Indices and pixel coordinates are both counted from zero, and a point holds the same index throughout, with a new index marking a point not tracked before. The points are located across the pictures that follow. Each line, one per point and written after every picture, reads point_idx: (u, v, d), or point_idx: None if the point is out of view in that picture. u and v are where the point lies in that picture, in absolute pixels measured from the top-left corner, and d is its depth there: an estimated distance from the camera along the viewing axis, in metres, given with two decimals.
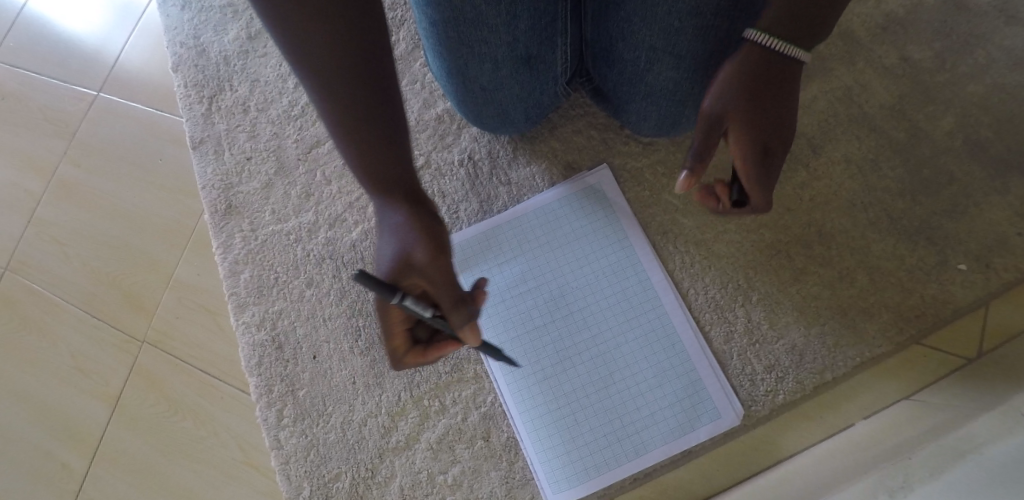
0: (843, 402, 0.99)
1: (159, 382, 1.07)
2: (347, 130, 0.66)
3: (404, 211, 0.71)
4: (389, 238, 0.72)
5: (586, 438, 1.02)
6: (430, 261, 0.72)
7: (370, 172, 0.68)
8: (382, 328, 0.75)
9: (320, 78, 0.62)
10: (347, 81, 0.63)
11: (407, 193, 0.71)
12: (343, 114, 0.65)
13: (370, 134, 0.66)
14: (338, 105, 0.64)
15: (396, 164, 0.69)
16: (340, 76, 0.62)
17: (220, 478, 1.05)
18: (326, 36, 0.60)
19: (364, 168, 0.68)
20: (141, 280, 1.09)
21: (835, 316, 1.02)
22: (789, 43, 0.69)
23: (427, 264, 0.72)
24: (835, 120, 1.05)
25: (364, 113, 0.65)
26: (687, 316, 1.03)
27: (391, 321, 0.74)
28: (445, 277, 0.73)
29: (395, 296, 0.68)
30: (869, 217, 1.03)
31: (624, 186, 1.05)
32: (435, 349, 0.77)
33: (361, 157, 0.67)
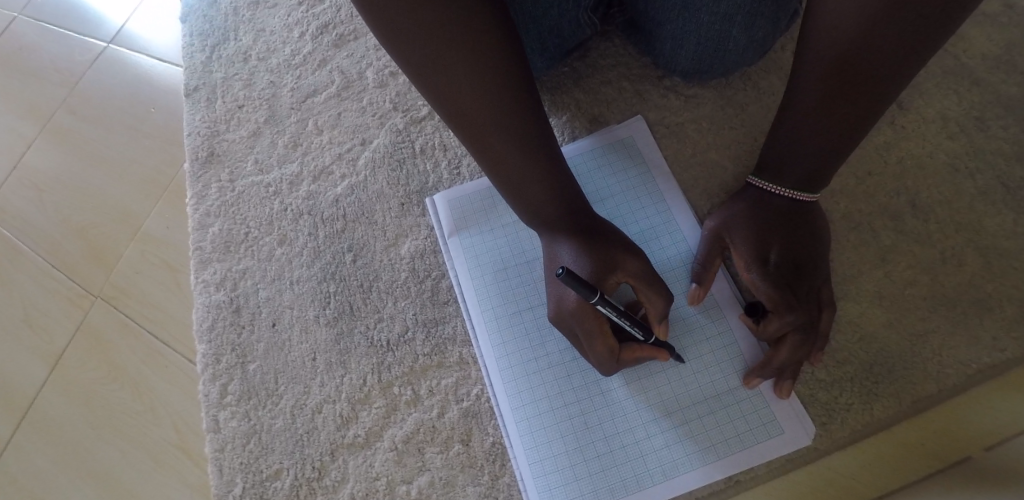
0: (952, 424, 0.73)
1: (106, 345, 0.96)
2: (497, 150, 0.69)
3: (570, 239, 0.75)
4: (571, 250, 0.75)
5: (598, 450, 0.76)
6: (623, 260, 0.74)
7: (528, 188, 0.73)
8: (585, 344, 0.73)
9: (468, 115, 0.66)
10: (492, 101, 0.66)
11: (573, 208, 0.76)
12: (489, 135, 0.68)
13: (527, 150, 0.70)
14: (483, 126, 0.67)
15: (553, 174, 0.73)
16: (489, 97, 0.65)
17: (148, 464, 0.90)
18: (460, 76, 0.63)
19: (521, 185, 0.72)
20: (108, 231, 0.99)
21: (937, 309, 0.76)
22: (795, 185, 0.73)
23: (623, 260, 0.74)
24: (926, 72, 0.85)
25: (516, 130, 0.68)
26: (735, 295, 0.78)
27: (593, 333, 0.72)
28: (643, 271, 0.74)
29: (595, 293, 0.67)
30: (978, 187, 0.80)
31: (661, 142, 0.86)
32: (638, 351, 0.74)
33: (517, 172, 0.71)
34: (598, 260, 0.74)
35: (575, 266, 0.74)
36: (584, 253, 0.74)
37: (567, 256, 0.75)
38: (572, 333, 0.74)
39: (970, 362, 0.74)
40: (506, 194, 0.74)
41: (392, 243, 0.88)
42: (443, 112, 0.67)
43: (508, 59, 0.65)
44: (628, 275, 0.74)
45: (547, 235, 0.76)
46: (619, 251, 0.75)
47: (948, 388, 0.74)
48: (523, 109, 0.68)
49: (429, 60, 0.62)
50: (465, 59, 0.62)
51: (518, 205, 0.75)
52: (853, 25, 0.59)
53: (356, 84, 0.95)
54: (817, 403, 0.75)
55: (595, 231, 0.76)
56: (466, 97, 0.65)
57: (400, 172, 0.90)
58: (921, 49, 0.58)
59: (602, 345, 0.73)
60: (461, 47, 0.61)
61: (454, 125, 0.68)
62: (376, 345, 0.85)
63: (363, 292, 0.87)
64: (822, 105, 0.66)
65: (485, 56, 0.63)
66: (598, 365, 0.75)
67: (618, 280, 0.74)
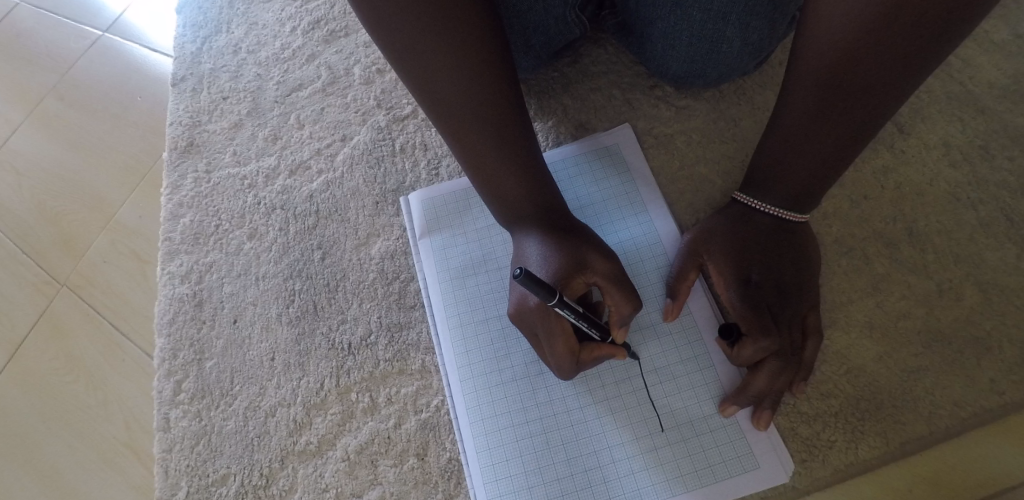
0: (944, 472, 0.67)
1: (66, 334, 0.90)
2: (475, 140, 0.65)
3: (541, 236, 0.70)
4: (535, 249, 0.69)
5: (560, 472, 0.71)
6: (591, 259, 0.69)
7: (502, 180, 0.68)
8: (544, 343, 0.68)
9: (447, 104, 0.63)
10: (473, 85, 0.62)
11: (543, 204, 0.71)
12: (467, 122, 0.64)
13: (505, 141, 0.66)
14: (461, 113, 0.63)
15: (531, 167, 0.69)
16: (469, 83, 0.62)
17: (95, 463, 0.84)
18: (443, 64, 0.60)
19: (496, 177, 0.68)
20: (81, 218, 0.96)
21: (932, 346, 0.71)
22: (780, 204, 0.69)
23: (591, 260, 0.69)
24: (928, 97, 0.81)
25: (494, 119, 0.65)
26: (714, 315, 0.73)
27: (553, 332, 0.67)
28: (610, 271, 0.69)
29: (555, 297, 0.61)
30: (981, 218, 0.75)
31: (647, 152, 0.83)
32: (597, 351, 0.69)
33: (494, 163, 0.67)
34: (563, 262, 0.68)
35: (538, 266, 0.68)
36: (550, 253, 0.68)
37: (530, 253, 0.69)
38: (531, 333, 0.69)
39: (965, 404, 0.69)
40: (480, 187, 0.70)
41: (363, 242, 0.85)
42: (420, 95, 0.63)
43: (491, 45, 0.62)
44: (596, 275, 0.68)
45: (518, 232, 0.71)
46: (586, 251, 0.69)
47: (940, 432, 0.69)
48: (504, 97, 0.64)
49: (407, 39, 0.58)
50: (446, 41, 0.59)
51: (490, 198, 0.71)
52: (837, 44, 0.58)
53: (342, 80, 0.94)
54: (797, 438, 0.70)
55: (563, 231, 0.70)
56: (446, 82, 0.61)
57: (378, 170, 0.88)
58: (921, 58, 0.56)
59: (561, 349, 0.68)
60: (444, 28, 0.58)
61: (431, 110, 0.64)
62: (337, 347, 0.81)
63: (329, 291, 0.84)
64: (806, 126, 0.64)
65: (467, 38, 0.60)
66: (557, 369, 0.70)
67: (584, 281, 0.68)
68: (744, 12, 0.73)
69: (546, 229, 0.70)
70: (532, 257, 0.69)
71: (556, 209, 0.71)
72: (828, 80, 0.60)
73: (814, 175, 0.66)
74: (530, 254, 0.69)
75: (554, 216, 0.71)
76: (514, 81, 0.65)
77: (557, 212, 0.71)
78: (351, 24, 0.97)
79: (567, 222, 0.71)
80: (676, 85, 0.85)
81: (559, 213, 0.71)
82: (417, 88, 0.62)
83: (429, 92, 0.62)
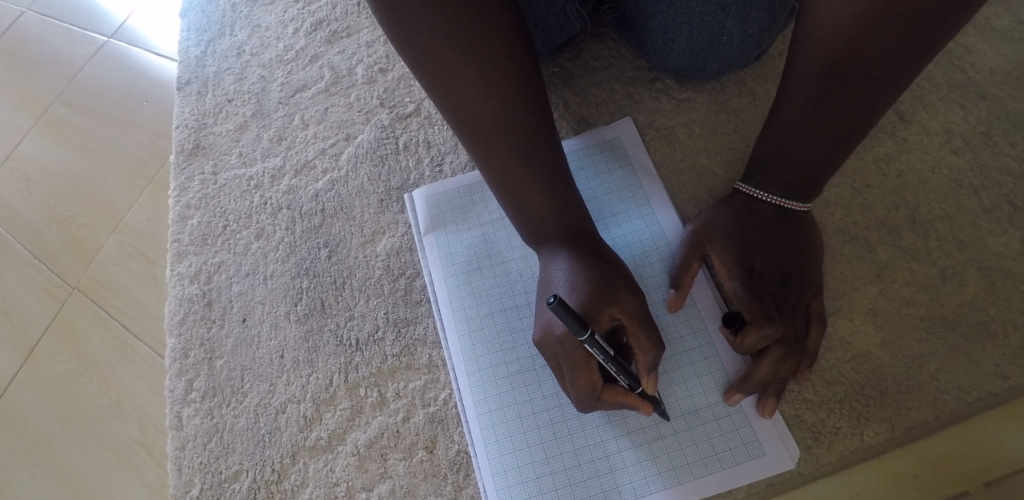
0: (950, 457, 0.68)
1: (79, 336, 0.92)
2: (502, 157, 0.67)
3: (568, 257, 0.69)
4: (563, 272, 0.69)
5: (566, 462, 0.71)
6: (620, 294, 0.68)
7: (529, 198, 0.69)
8: (567, 375, 0.67)
9: (473, 118, 0.64)
10: (498, 101, 0.64)
11: (572, 227, 0.71)
12: (493, 139, 0.66)
13: (532, 158, 0.68)
14: (488, 130, 0.65)
15: (559, 186, 0.70)
16: (495, 99, 0.64)
17: (110, 462, 0.85)
18: (469, 79, 0.62)
19: (524, 196, 0.69)
20: (91, 222, 0.98)
21: (936, 332, 0.72)
22: (782, 194, 0.70)
23: (620, 296, 0.68)
24: (929, 85, 0.81)
25: (521, 135, 0.66)
26: (718, 304, 0.73)
27: (579, 365, 0.66)
28: (639, 311, 0.68)
29: (587, 331, 0.60)
30: (984, 204, 0.76)
31: (649, 145, 0.84)
32: (619, 396, 0.68)
33: (521, 180, 0.68)
34: (592, 292, 0.67)
35: (566, 292, 0.68)
36: (577, 278, 0.68)
37: (558, 278, 0.69)
38: (554, 361, 0.68)
39: (970, 389, 0.70)
40: (508, 205, 0.70)
41: (369, 240, 0.86)
42: (448, 113, 0.65)
43: (515, 60, 0.64)
44: (623, 312, 0.67)
45: (545, 253, 0.71)
46: (617, 287, 0.68)
47: (946, 416, 0.69)
48: (529, 113, 0.66)
49: (434, 56, 0.61)
50: (472, 57, 0.61)
51: (516, 216, 0.71)
52: (836, 34, 0.59)
53: (345, 80, 0.95)
54: (802, 425, 0.70)
55: (592, 257, 0.70)
56: (472, 98, 0.63)
57: (382, 168, 0.89)
58: (920, 45, 0.56)
59: (583, 381, 0.66)
60: (469, 45, 0.61)
61: (458, 127, 0.66)
62: (345, 344, 0.82)
63: (336, 289, 0.85)
64: (808, 116, 0.64)
65: (491, 55, 0.62)
66: (577, 400, 0.68)
67: (611, 316, 0.67)
68: (743, 4, 0.74)
69: (575, 253, 0.70)
70: (559, 281, 0.69)
71: (584, 233, 0.71)
72: (829, 68, 0.61)
73: (817, 163, 0.67)
74: (556, 277, 0.69)
75: (584, 240, 0.71)
76: (538, 97, 0.67)
77: (584, 234, 0.71)
78: (353, 24, 0.98)
79: (596, 248, 0.71)
80: (677, 78, 0.86)
81: (588, 237, 0.71)
82: (444, 104, 0.64)
83: (455, 107, 0.64)
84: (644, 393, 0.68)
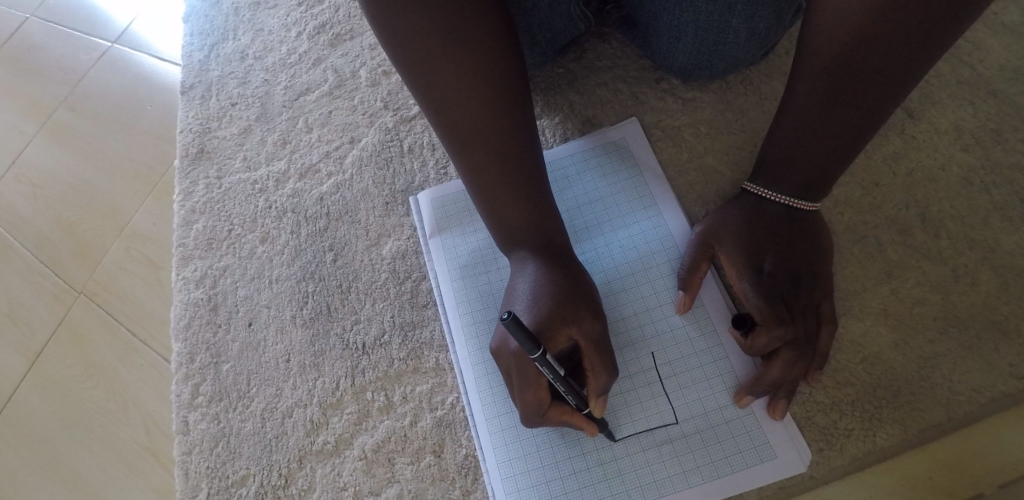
0: (964, 459, 0.67)
1: (85, 340, 0.92)
2: (480, 162, 0.66)
3: (537, 270, 0.69)
4: (527, 285, 0.68)
5: (574, 466, 0.71)
6: (581, 316, 0.67)
7: (504, 206, 0.69)
8: (515, 387, 0.67)
9: (454, 123, 0.64)
10: (481, 106, 0.64)
11: (545, 239, 0.70)
12: (473, 144, 0.65)
13: (510, 166, 0.67)
14: (468, 133, 0.65)
15: (534, 196, 0.70)
16: (478, 104, 0.63)
17: (117, 467, 0.85)
18: (454, 84, 0.62)
19: (499, 203, 0.69)
20: (96, 226, 0.97)
21: (948, 331, 0.71)
22: (791, 193, 0.69)
23: (580, 318, 0.67)
24: (938, 82, 0.81)
25: (500, 143, 0.66)
26: (727, 305, 0.73)
27: (528, 379, 0.66)
28: (596, 335, 0.67)
29: (537, 350, 0.59)
30: (995, 202, 0.75)
31: (655, 145, 0.83)
32: (565, 414, 0.68)
33: (496, 187, 0.68)
34: (554, 309, 0.66)
35: (527, 306, 0.67)
36: (540, 294, 0.67)
37: (522, 291, 0.68)
38: (506, 372, 0.68)
39: (984, 390, 0.69)
40: (484, 211, 0.70)
41: (374, 243, 0.86)
42: (430, 115, 0.64)
43: (502, 69, 0.64)
44: (581, 334, 0.67)
45: (515, 263, 0.71)
46: (581, 307, 0.67)
47: (959, 418, 0.68)
48: (511, 121, 0.66)
49: (419, 57, 0.60)
50: (457, 64, 0.61)
51: (490, 224, 0.71)
52: (845, 30, 0.58)
53: (349, 82, 0.95)
54: (813, 427, 0.69)
55: (561, 271, 0.69)
56: (454, 102, 0.63)
57: (387, 171, 0.89)
58: (931, 39, 0.55)
59: (530, 397, 0.67)
60: (455, 48, 0.61)
61: (440, 130, 0.65)
62: (352, 347, 0.81)
63: (341, 292, 0.84)
64: (816, 114, 0.64)
65: (477, 58, 0.62)
66: (522, 413, 0.69)
67: (570, 336, 0.67)
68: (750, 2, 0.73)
69: (545, 264, 0.69)
70: (523, 294, 0.68)
71: (554, 247, 0.71)
72: (838, 65, 0.60)
73: (826, 162, 0.66)
74: (521, 289, 0.69)
75: (555, 253, 0.70)
76: (522, 105, 0.67)
77: (554, 248, 0.71)
78: (357, 26, 0.98)
79: (567, 261, 0.70)
80: (683, 78, 0.85)
81: (559, 252, 0.71)
82: (427, 106, 0.64)
83: (438, 110, 0.64)
84: (589, 415, 0.68)
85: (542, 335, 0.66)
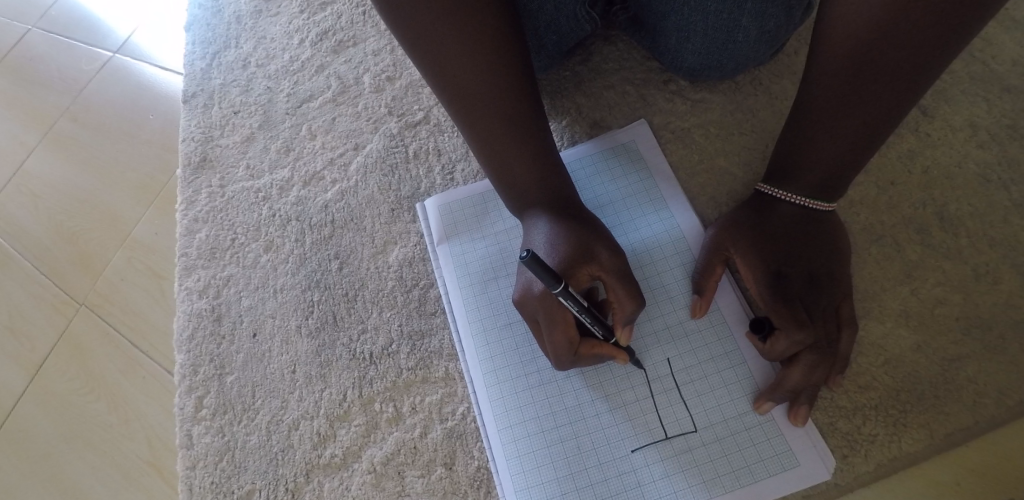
0: (992, 463, 0.65)
1: (86, 352, 0.90)
2: (487, 124, 0.66)
3: (549, 223, 0.69)
4: (543, 236, 0.69)
5: (592, 476, 0.69)
6: (600, 254, 0.68)
7: (513, 166, 0.69)
8: (545, 328, 0.67)
9: (460, 85, 0.64)
10: (484, 68, 0.63)
11: (554, 192, 0.71)
12: (478, 108, 0.65)
13: (515, 124, 0.67)
14: (472, 96, 0.64)
15: (542, 153, 0.70)
16: (482, 66, 0.63)
17: (119, 483, 0.83)
18: (459, 50, 0.61)
19: (507, 162, 0.69)
20: (98, 237, 0.96)
21: (972, 332, 0.69)
22: (805, 194, 0.67)
23: (599, 254, 0.68)
24: (952, 78, 0.79)
25: (505, 103, 0.66)
26: (743, 309, 0.71)
27: (556, 317, 0.66)
28: (619, 267, 0.68)
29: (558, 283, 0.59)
30: (1014, 199, 0.73)
31: (665, 147, 0.82)
32: (596, 348, 0.68)
33: (506, 147, 0.68)
34: (571, 251, 0.67)
35: (545, 252, 0.68)
36: (557, 242, 0.68)
37: (539, 239, 0.69)
38: (532, 320, 0.68)
39: (1010, 392, 0.67)
40: (490, 171, 0.70)
41: (380, 250, 0.84)
42: (434, 83, 0.64)
43: (504, 32, 0.63)
44: (603, 269, 0.68)
45: (527, 221, 0.71)
46: (596, 244, 0.68)
47: (986, 421, 0.66)
48: (514, 78, 0.65)
49: (421, 27, 0.59)
50: (458, 32, 0.60)
51: (500, 186, 0.71)
52: (862, 26, 0.57)
53: (352, 88, 0.94)
54: (836, 433, 0.67)
55: (573, 219, 0.70)
56: (457, 67, 0.62)
57: (392, 177, 0.87)
58: (952, 36, 0.54)
59: (560, 338, 0.67)
60: (455, 16, 0.60)
61: (443, 95, 0.65)
62: (359, 357, 0.80)
63: (348, 301, 0.83)
64: (833, 112, 0.62)
65: (478, 23, 0.61)
66: (554, 358, 0.69)
67: (591, 274, 0.68)
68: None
69: (556, 216, 0.69)
70: (540, 245, 0.68)
71: (564, 198, 0.71)
72: (854, 62, 0.58)
73: (841, 161, 0.64)
74: (536, 241, 0.69)
75: (565, 204, 0.71)
76: (525, 65, 0.66)
77: (565, 200, 0.71)
78: (359, 32, 0.97)
79: (577, 211, 0.71)
80: (691, 79, 0.84)
81: (570, 203, 0.71)
82: (429, 72, 0.63)
83: (441, 74, 0.63)
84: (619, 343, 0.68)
85: (564, 276, 0.67)
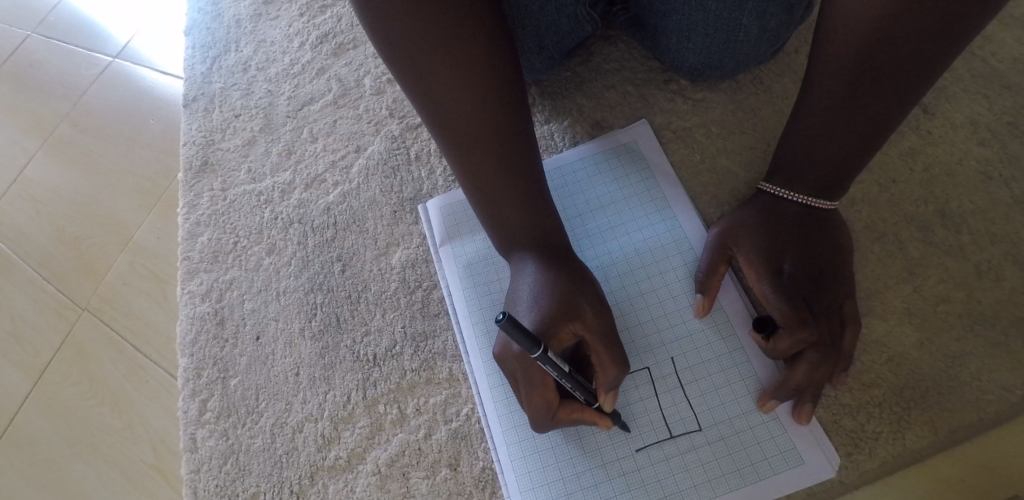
0: (995, 459, 0.65)
1: (89, 358, 0.90)
2: (476, 159, 0.66)
3: (537, 269, 0.68)
4: (529, 285, 0.68)
5: (596, 477, 0.69)
6: (585, 313, 0.67)
7: (502, 205, 0.68)
8: (523, 389, 0.66)
9: (452, 120, 0.63)
10: (479, 106, 0.63)
11: (543, 235, 0.70)
12: (468, 142, 0.65)
13: (506, 163, 0.67)
14: (467, 133, 0.64)
15: (532, 193, 0.69)
16: (473, 101, 0.63)
17: (123, 487, 0.83)
18: (452, 82, 0.61)
19: (496, 201, 0.68)
20: (100, 241, 0.96)
21: (975, 329, 0.69)
22: (808, 191, 0.68)
23: (584, 312, 0.67)
24: (952, 76, 0.79)
25: (496, 139, 0.65)
26: (747, 308, 0.71)
27: (535, 377, 0.65)
28: (603, 329, 0.67)
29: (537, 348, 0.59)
30: (1015, 195, 0.73)
31: (666, 147, 0.82)
32: (576, 412, 0.68)
33: (495, 184, 0.67)
34: (555, 308, 0.66)
35: (528, 307, 0.67)
36: (542, 294, 0.67)
37: (524, 291, 0.68)
38: (512, 377, 0.68)
39: (1014, 388, 0.67)
40: (481, 210, 0.69)
41: (383, 252, 0.84)
42: (425, 115, 0.64)
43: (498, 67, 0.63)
44: (587, 329, 0.67)
45: (515, 263, 0.70)
46: (582, 303, 0.67)
47: (990, 418, 0.67)
48: (506, 115, 0.65)
49: (412, 55, 0.60)
50: (450, 63, 0.61)
51: (490, 225, 0.70)
52: (865, 26, 0.57)
53: (352, 91, 0.94)
54: (841, 431, 0.67)
55: (561, 267, 0.69)
56: (448, 100, 0.62)
57: (394, 179, 0.87)
58: (955, 33, 0.54)
59: (538, 400, 0.66)
60: (445, 47, 0.60)
61: (434, 129, 0.65)
62: (363, 360, 0.80)
63: (351, 304, 0.83)
64: (837, 112, 0.62)
65: (470, 56, 0.61)
66: (531, 419, 0.68)
67: (574, 333, 0.67)
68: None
69: (544, 262, 0.69)
70: (525, 296, 0.68)
71: (554, 243, 0.70)
72: (858, 61, 0.59)
73: (845, 159, 0.64)
74: (522, 289, 0.68)
75: (553, 249, 0.70)
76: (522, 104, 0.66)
77: (555, 245, 0.70)
78: (360, 35, 0.97)
79: (566, 258, 0.70)
80: (692, 78, 0.84)
81: (560, 249, 0.70)
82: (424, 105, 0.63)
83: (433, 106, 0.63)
84: (599, 407, 0.68)
85: (546, 335, 0.66)
